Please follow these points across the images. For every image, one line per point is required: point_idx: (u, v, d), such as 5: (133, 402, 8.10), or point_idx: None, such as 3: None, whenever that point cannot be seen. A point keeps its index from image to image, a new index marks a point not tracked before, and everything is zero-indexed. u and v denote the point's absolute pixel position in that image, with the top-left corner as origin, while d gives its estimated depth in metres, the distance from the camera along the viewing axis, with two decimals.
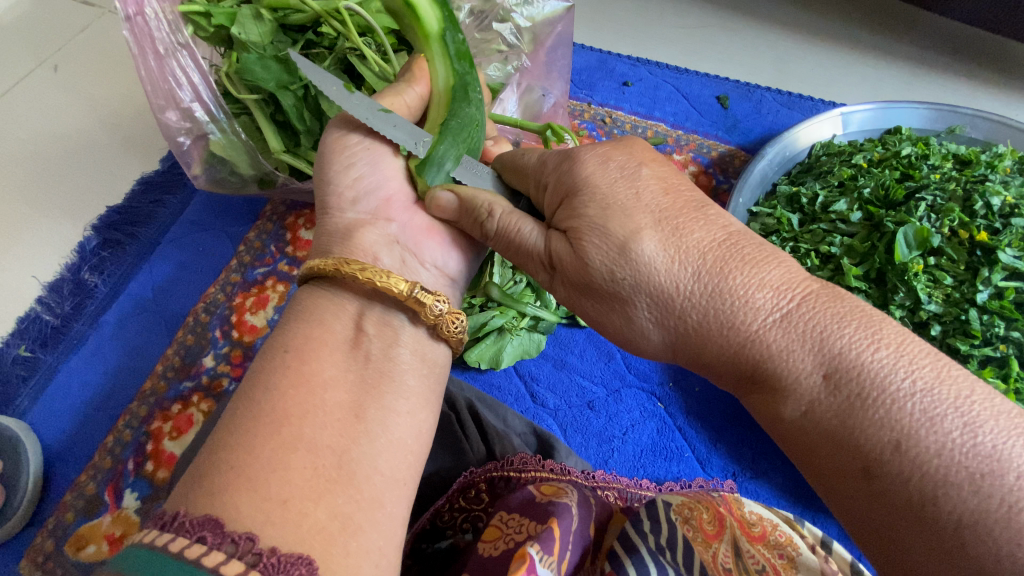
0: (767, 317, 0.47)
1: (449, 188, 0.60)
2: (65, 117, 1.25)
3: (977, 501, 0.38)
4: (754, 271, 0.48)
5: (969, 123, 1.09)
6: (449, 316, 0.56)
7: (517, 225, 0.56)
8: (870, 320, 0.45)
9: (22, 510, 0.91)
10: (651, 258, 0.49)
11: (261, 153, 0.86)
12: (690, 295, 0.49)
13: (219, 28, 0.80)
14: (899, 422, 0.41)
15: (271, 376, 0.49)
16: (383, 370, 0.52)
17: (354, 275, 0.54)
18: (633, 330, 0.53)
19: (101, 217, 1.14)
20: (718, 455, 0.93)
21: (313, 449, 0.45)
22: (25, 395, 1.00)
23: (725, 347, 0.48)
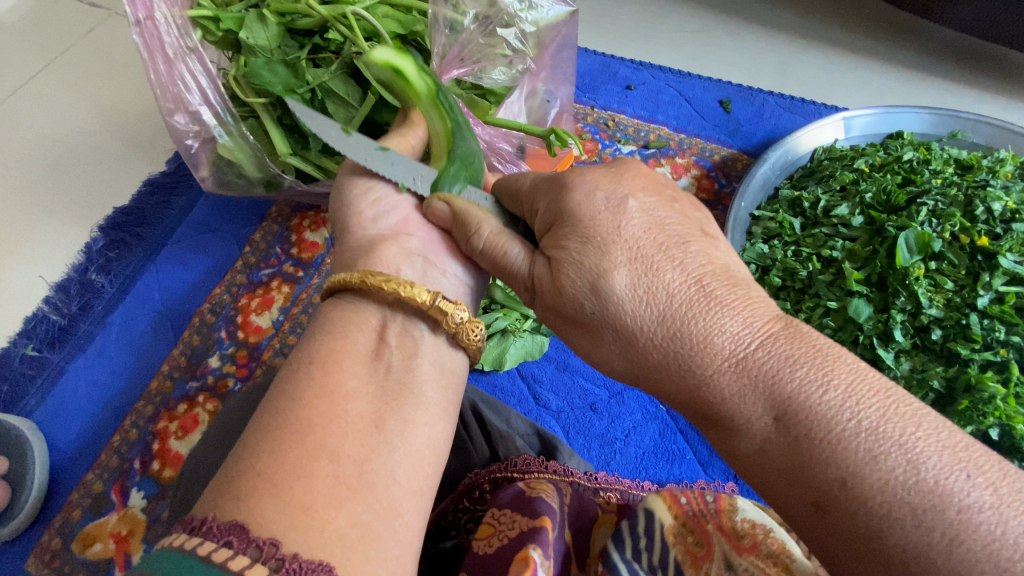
0: (723, 358, 0.46)
1: (444, 198, 0.61)
2: (72, 118, 1.26)
3: (919, 536, 0.37)
4: (714, 311, 0.47)
5: (971, 128, 1.10)
6: (468, 326, 0.59)
7: (504, 246, 0.57)
8: (824, 360, 0.44)
9: (28, 508, 0.92)
10: (620, 295, 0.49)
11: (268, 155, 0.87)
12: (651, 332, 0.48)
13: (227, 33, 0.81)
14: (843, 461, 0.40)
15: (298, 386, 0.49)
16: (403, 380, 0.53)
17: (379, 285, 0.56)
18: (605, 362, 0.52)
19: (108, 218, 1.16)
20: (719, 457, 0.94)
21: (335, 458, 0.45)
22: (32, 394, 1.01)
23: (683, 385, 0.48)
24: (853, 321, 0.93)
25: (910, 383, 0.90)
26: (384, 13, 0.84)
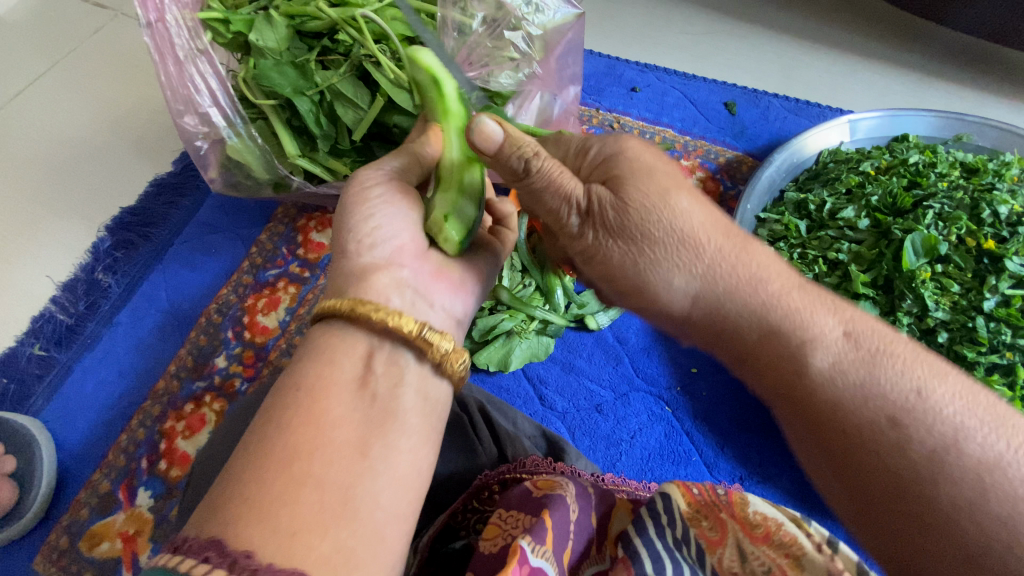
0: (790, 290, 0.52)
1: (495, 120, 0.54)
2: (79, 118, 1.27)
3: (973, 429, 0.44)
4: (771, 256, 0.54)
5: (976, 132, 1.10)
6: (454, 355, 0.56)
7: (564, 173, 0.54)
8: (859, 309, 0.53)
9: (36, 507, 0.92)
10: (689, 215, 0.53)
11: (278, 157, 0.87)
12: (722, 258, 0.53)
13: (237, 35, 0.82)
14: (910, 375, 0.46)
15: (285, 413, 0.47)
16: (389, 409, 0.50)
17: (368, 315, 0.53)
18: (659, 282, 0.53)
19: (115, 218, 1.16)
20: (725, 459, 0.94)
21: (320, 484, 0.44)
22: (39, 393, 1.02)
23: (752, 306, 0.51)
24: None
25: None
26: (393, 16, 0.85)
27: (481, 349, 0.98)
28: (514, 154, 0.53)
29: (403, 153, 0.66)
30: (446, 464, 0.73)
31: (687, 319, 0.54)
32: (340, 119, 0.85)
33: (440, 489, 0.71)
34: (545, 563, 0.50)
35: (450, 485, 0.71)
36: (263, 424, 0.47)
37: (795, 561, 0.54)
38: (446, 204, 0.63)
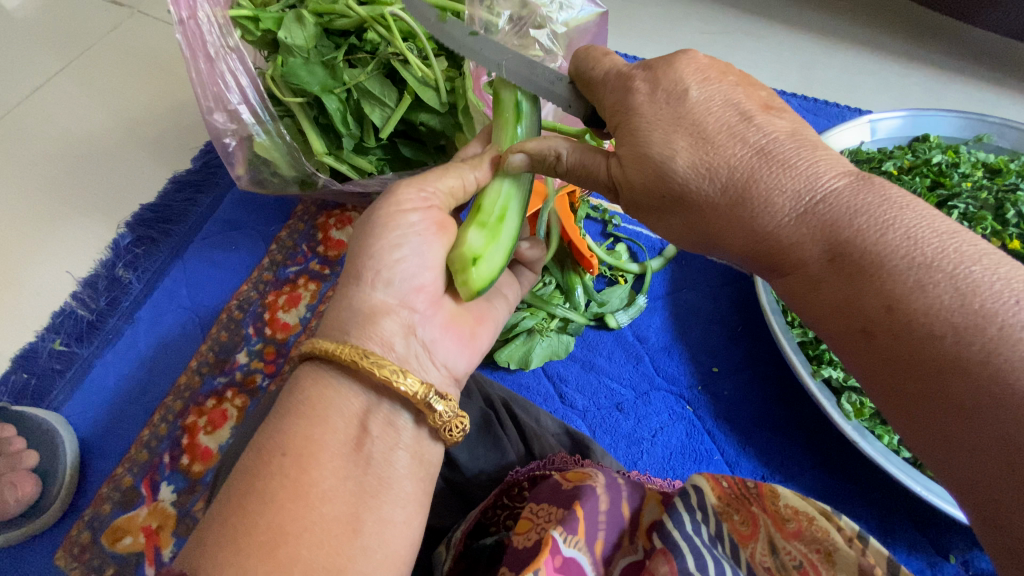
0: (786, 210, 0.49)
1: (518, 148, 0.60)
2: (98, 114, 1.28)
3: (956, 350, 0.40)
4: (784, 163, 0.50)
5: (997, 132, 1.09)
6: (455, 421, 0.55)
7: (585, 163, 0.58)
8: (888, 207, 0.46)
9: (58, 502, 0.93)
10: (685, 173, 0.52)
11: (303, 155, 0.88)
12: (714, 198, 0.52)
13: (266, 33, 0.83)
14: (891, 288, 0.43)
15: (267, 483, 0.46)
16: (382, 478, 0.50)
17: (371, 371, 0.51)
18: (672, 229, 0.57)
19: (135, 214, 1.17)
20: (747, 458, 0.94)
21: (307, 572, 0.44)
22: (61, 388, 1.02)
23: (744, 239, 0.52)
24: None
25: None
26: None
27: (502, 346, 0.98)
28: (545, 167, 0.60)
29: (451, 172, 0.61)
30: (477, 463, 0.72)
31: (707, 250, 0.57)
32: (366, 118, 0.85)
33: (470, 484, 0.71)
34: (577, 553, 0.51)
35: (482, 482, 0.71)
36: (250, 482, 0.47)
37: (827, 556, 0.53)
38: (477, 244, 0.58)
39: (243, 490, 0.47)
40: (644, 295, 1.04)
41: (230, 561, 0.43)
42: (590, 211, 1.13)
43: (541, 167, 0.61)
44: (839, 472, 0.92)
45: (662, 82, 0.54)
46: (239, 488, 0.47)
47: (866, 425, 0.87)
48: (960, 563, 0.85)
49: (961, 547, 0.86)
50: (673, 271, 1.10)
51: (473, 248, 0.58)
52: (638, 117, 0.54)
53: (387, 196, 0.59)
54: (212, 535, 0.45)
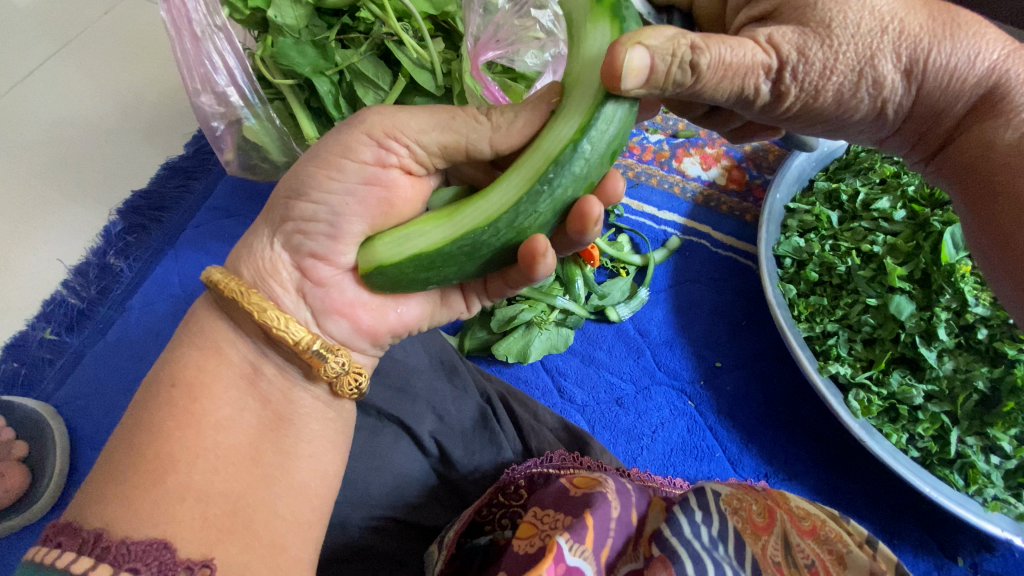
0: (980, 73, 0.57)
1: (637, 40, 0.44)
2: (88, 103, 1.23)
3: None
4: (973, 28, 0.57)
5: None
6: (349, 375, 0.55)
7: (728, 48, 0.49)
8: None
9: (49, 492, 0.91)
10: (897, 13, 0.54)
11: (295, 139, 0.86)
12: (933, 49, 0.55)
13: (254, 11, 0.79)
14: None
15: (154, 416, 0.48)
16: (282, 413, 0.53)
17: (252, 313, 0.51)
18: (874, 94, 0.56)
19: (126, 200, 1.14)
20: (750, 455, 0.92)
21: (202, 498, 0.45)
22: (51, 377, 1.00)
23: (955, 92, 0.57)
24: (894, 319, 0.87)
25: (952, 384, 0.83)
26: None
27: (500, 340, 0.96)
28: (665, 69, 0.46)
29: (456, 122, 0.52)
30: (472, 461, 0.70)
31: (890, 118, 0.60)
32: (358, 101, 0.83)
33: (448, 473, 0.69)
34: (582, 562, 0.48)
35: (478, 480, 0.69)
36: (137, 415, 0.48)
37: (839, 558, 0.50)
38: (396, 236, 0.51)
39: (132, 423, 0.48)
40: (645, 287, 1.02)
41: (114, 494, 0.44)
42: None
43: (659, 70, 0.46)
44: (844, 471, 0.90)
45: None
46: (125, 424, 0.48)
47: (873, 424, 0.83)
48: (968, 565, 0.83)
49: (969, 548, 0.84)
50: (676, 263, 1.07)
51: (392, 233, 0.52)
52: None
53: (360, 125, 0.53)
54: (99, 473, 0.45)
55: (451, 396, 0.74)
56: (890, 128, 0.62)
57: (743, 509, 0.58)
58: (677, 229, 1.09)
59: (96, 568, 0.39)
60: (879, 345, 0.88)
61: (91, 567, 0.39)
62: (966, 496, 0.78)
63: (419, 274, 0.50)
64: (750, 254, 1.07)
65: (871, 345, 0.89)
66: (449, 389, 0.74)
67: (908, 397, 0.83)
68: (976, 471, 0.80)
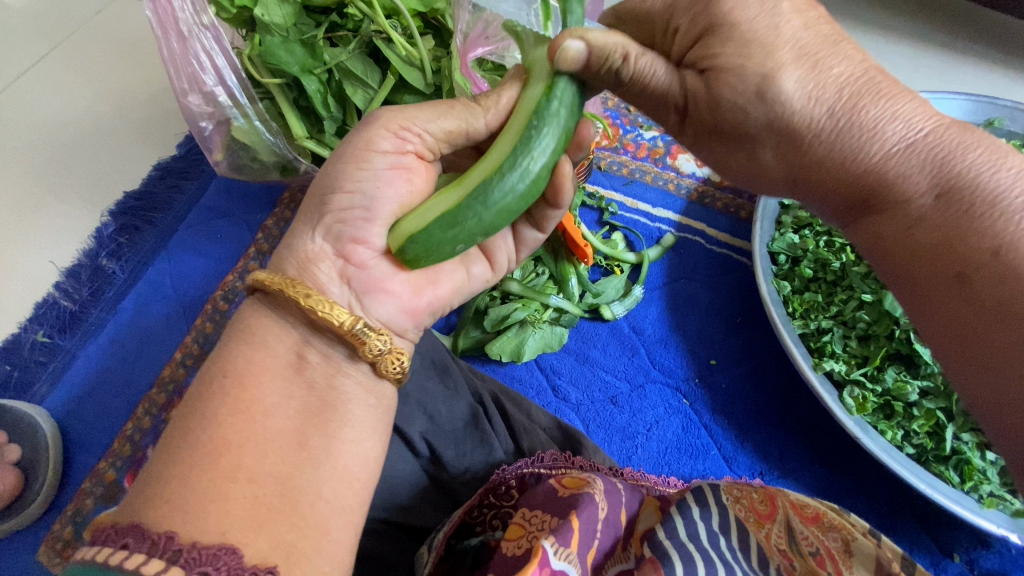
0: (888, 150, 0.47)
1: (577, 35, 0.47)
2: (76, 102, 1.22)
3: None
4: (891, 98, 0.47)
5: (1008, 116, 1.06)
6: (391, 355, 0.52)
7: (653, 71, 0.51)
8: (998, 149, 0.46)
9: (42, 495, 0.90)
10: (790, 94, 0.47)
11: (285, 138, 0.86)
12: (820, 131, 0.48)
13: (241, 10, 0.79)
14: (1005, 231, 0.42)
15: (209, 404, 0.46)
16: (327, 399, 0.49)
17: (297, 300, 0.49)
18: (755, 166, 0.54)
19: (118, 203, 1.13)
20: (745, 453, 0.91)
21: (252, 478, 0.43)
22: (44, 380, 1.00)
23: (846, 175, 0.49)
24: (888, 314, 0.86)
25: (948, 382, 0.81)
26: None
27: (494, 339, 0.95)
28: (602, 68, 0.49)
29: (455, 110, 0.53)
30: (463, 461, 0.70)
31: (788, 190, 0.55)
32: (348, 100, 0.82)
33: (444, 476, 0.68)
34: (567, 565, 0.48)
35: (467, 480, 0.69)
36: (190, 405, 0.46)
37: (845, 547, 0.51)
38: (415, 215, 0.51)
39: (187, 413, 0.46)
40: (640, 285, 1.02)
41: (171, 475, 0.42)
42: (586, 199, 1.10)
43: (598, 67, 0.49)
44: (837, 467, 0.89)
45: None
46: (181, 414, 0.46)
47: (869, 420, 0.83)
48: (965, 562, 0.82)
49: (965, 545, 0.83)
50: (670, 260, 1.06)
51: (411, 215, 0.51)
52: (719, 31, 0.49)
53: (376, 122, 0.54)
54: (153, 464, 0.44)
55: (443, 395, 0.73)
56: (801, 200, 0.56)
57: (744, 498, 0.59)
58: (671, 226, 1.09)
59: (167, 569, 0.36)
60: (873, 341, 0.87)
61: (163, 568, 0.36)
62: (961, 493, 0.77)
63: (446, 233, 0.48)
64: (746, 251, 1.06)
65: (866, 342, 0.88)
66: (441, 389, 0.73)
67: (903, 394, 0.82)
68: (972, 468, 0.80)
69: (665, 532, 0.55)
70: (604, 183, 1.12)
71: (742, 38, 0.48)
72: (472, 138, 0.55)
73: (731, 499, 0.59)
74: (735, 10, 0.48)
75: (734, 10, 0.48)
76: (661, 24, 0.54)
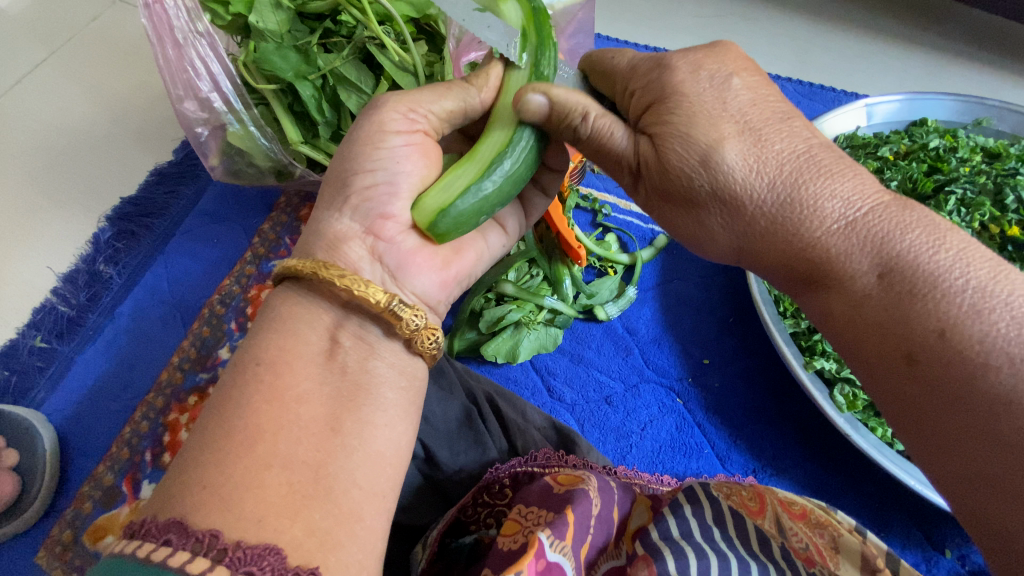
0: (830, 228, 0.49)
1: (540, 90, 0.53)
2: (74, 109, 1.23)
3: (1013, 383, 0.41)
4: (828, 180, 0.50)
5: (996, 116, 1.07)
6: (425, 331, 0.53)
7: (610, 130, 0.54)
8: (934, 229, 0.47)
9: (38, 502, 0.90)
10: (732, 166, 0.50)
11: (280, 143, 0.87)
12: (763, 204, 0.50)
13: (236, 17, 0.81)
14: (946, 312, 0.44)
15: (243, 391, 0.46)
16: (359, 383, 0.49)
17: (332, 281, 0.51)
18: (701, 231, 0.55)
19: (115, 208, 1.13)
20: (738, 451, 0.92)
21: (287, 466, 0.43)
22: (41, 386, 1.00)
23: (790, 249, 0.50)
24: None
25: None
26: None
27: (489, 340, 0.96)
28: (563, 122, 0.54)
29: (452, 91, 0.56)
30: (457, 461, 0.71)
31: (736, 256, 0.55)
32: (342, 105, 0.83)
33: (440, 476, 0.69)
34: (562, 558, 0.49)
35: (463, 479, 0.70)
36: (226, 392, 0.47)
37: (832, 544, 0.53)
38: (435, 194, 0.53)
39: (221, 401, 0.47)
40: (633, 286, 1.02)
41: (209, 459, 0.43)
42: (579, 201, 1.10)
43: (557, 122, 0.54)
44: (831, 465, 0.90)
45: (704, 63, 0.53)
46: (215, 401, 0.47)
47: (859, 418, 0.84)
48: (956, 558, 0.83)
49: (956, 540, 0.84)
50: (663, 261, 1.07)
51: (425, 195, 0.54)
52: (678, 97, 0.52)
53: (381, 105, 0.56)
54: (188, 452, 0.44)
55: (438, 396, 0.75)
56: (748, 266, 0.56)
57: (734, 495, 0.59)
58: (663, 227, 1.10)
59: (213, 567, 0.37)
60: None
61: (209, 566, 0.37)
62: None
63: (478, 203, 0.52)
64: None
65: None
66: (435, 391, 0.75)
67: None
68: None
69: (658, 533, 0.56)
70: (597, 185, 1.13)
71: (690, 107, 0.51)
72: (468, 117, 0.59)
73: (722, 494, 0.59)
74: (685, 82, 0.52)
75: (682, 82, 0.52)
76: (621, 83, 0.57)
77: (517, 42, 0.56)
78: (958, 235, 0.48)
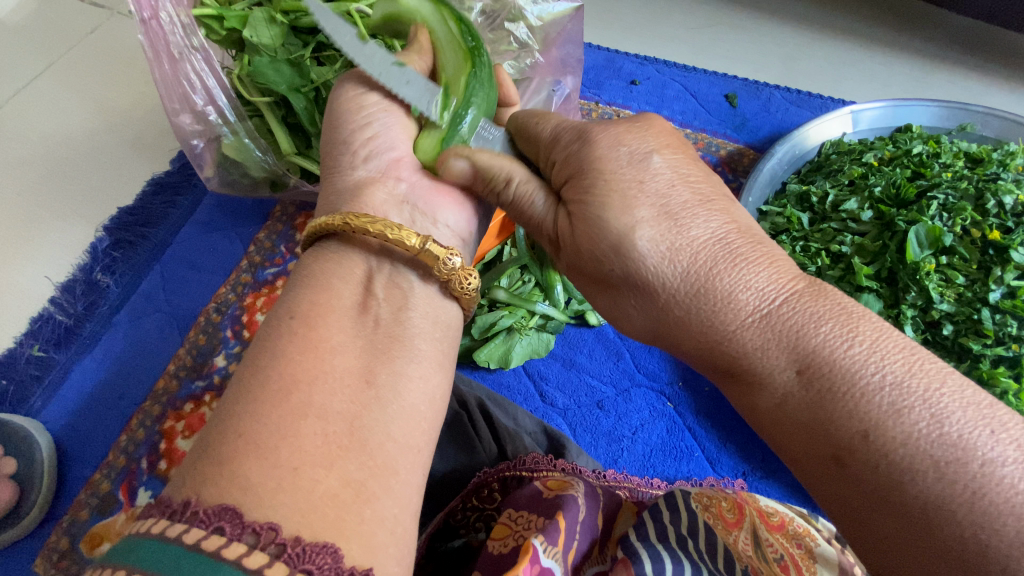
0: (743, 320, 0.48)
1: (464, 156, 0.59)
2: (72, 119, 1.25)
3: (941, 489, 0.38)
4: (738, 271, 0.49)
5: (981, 121, 1.09)
6: (461, 274, 0.56)
7: (530, 196, 0.57)
8: (850, 317, 0.45)
9: (34, 511, 0.91)
10: (645, 252, 0.50)
11: (274, 155, 0.88)
12: (677, 293, 0.50)
13: (231, 32, 0.81)
14: (867, 413, 0.41)
15: (277, 343, 0.47)
16: (393, 333, 0.51)
17: (364, 228, 0.53)
18: (623, 313, 0.55)
19: (113, 217, 1.15)
20: (728, 454, 0.93)
21: (323, 416, 0.43)
22: (38, 395, 1.01)
23: (705, 342, 0.50)
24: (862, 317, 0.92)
25: None
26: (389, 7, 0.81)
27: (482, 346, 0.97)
28: (484, 185, 0.59)
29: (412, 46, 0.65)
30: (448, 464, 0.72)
31: (657, 341, 0.55)
32: None
33: (434, 481, 0.71)
34: (555, 563, 0.49)
35: (455, 480, 0.71)
36: (260, 344, 0.47)
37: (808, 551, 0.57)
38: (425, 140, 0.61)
39: (254, 354, 0.47)
40: None
41: (243, 408, 0.43)
42: None
43: (482, 183, 0.59)
44: None
45: (625, 139, 0.53)
46: (249, 355, 0.47)
47: None
48: None
49: None
50: None
51: (419, 143, 0.62)
52: (600, 166, 0.52)
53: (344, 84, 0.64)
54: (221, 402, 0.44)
55: None
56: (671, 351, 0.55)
57: (712, 506, 0.60)
58: None
59: (271, 564, 0.34)
60: None
61: (267, 562, 0.34)
62: None
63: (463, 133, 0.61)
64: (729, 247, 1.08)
65: None
66: None
67: None
68: None
69: (636, 536, 0.57)
70: None
71: (607, 185, 0.51)
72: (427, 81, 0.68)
73: (700, 506, 0.60)
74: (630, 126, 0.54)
75: (602, 158, 0.52)
76: (545, 150, 0.58)
77: (437, 100, 0.61)
78: (876, 319, 0.45)
